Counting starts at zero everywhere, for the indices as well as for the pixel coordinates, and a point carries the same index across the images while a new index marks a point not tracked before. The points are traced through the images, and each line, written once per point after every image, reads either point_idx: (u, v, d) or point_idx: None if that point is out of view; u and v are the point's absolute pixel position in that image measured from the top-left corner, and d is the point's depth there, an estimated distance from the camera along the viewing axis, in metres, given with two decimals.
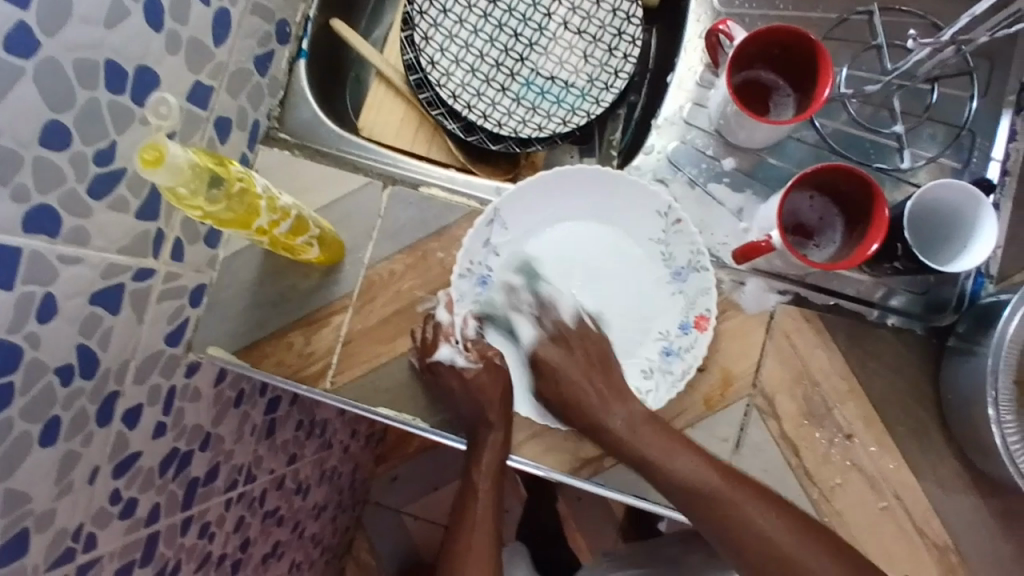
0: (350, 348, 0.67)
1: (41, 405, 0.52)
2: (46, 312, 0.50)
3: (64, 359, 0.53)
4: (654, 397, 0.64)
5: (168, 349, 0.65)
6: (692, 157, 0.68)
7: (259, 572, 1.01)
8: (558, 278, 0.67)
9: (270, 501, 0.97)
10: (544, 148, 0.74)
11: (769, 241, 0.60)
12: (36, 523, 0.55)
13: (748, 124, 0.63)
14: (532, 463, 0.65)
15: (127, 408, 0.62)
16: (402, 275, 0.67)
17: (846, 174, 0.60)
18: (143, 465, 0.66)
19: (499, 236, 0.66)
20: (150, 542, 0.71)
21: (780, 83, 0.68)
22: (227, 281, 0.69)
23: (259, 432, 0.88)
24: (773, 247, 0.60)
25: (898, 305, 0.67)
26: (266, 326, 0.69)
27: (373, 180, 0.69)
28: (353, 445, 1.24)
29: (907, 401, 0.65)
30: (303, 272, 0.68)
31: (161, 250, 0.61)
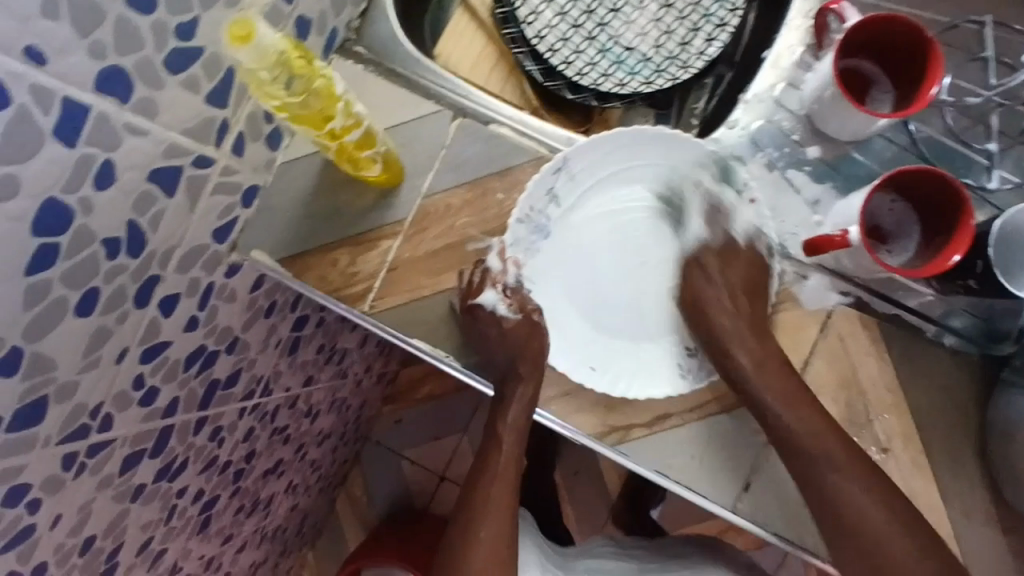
0: (395, 276, 0.66)
1: (83, 273, 0.51)
2: (103, 179, 0.49)
3: (113, 231, 0.52)
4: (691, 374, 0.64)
5: (214, 246, 0.64)
6: (775, 139, 0.65)
7: (258, 486, 1.01)
8: (617, 239, 0.66)
9: (281, 418, 0.97)
10: (622, 106, 0.72)
11: (846, 235, 0.57)
12: (59, 391, 0.54)
13: (842, 113, 0.61)
14: (555, 419, 0.64)
15: (164, 295, 0.61)
16: (457, 211, 0.66)
17: (938, 182, 0.57)
18: (170, 356, 0.66)
19: (564, 186, 0.64)
20: (163, 433, 0.71)
21: (880, 78, 0.65)
22: (281, 188, 0.68)
23: (282, 347, 0.87)
24: (848, 243, 0.57)
25: (958, 325, 0.64)
26: (313, 238, 0.68)
27: (443, 109, 0.67)
28: (366, 381, 1.24)
29: (949, 428, 0.62)
30: (358, 190, 0.67)
31: (223, 141, 0.60)
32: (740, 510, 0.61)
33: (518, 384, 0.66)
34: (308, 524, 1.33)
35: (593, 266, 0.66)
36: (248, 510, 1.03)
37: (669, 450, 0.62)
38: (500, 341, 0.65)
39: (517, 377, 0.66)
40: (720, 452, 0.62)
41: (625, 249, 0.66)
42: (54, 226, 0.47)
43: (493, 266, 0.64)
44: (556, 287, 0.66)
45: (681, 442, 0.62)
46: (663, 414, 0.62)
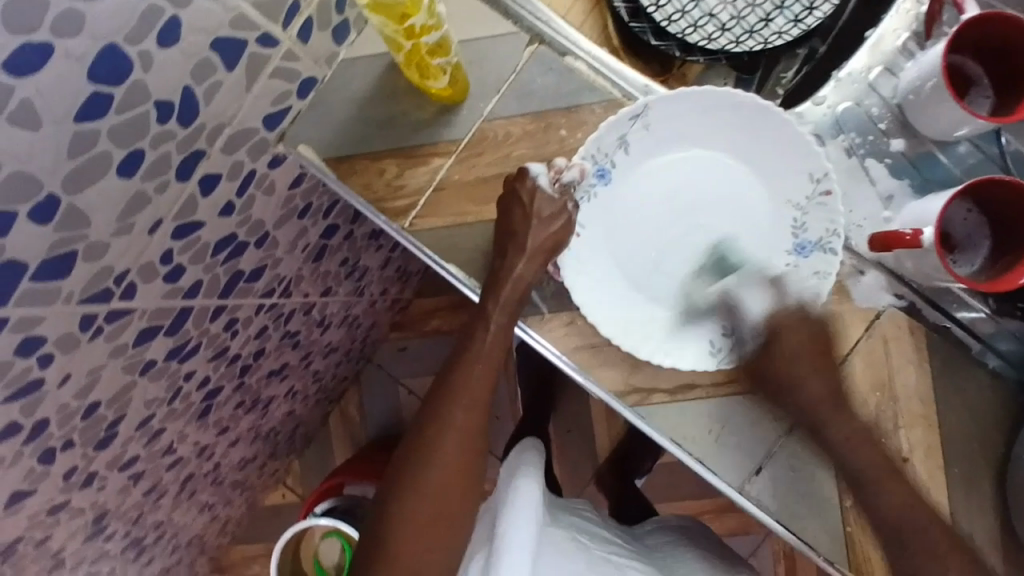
0: (441, 196, 0.64)
1: (131, 132, 0.49)
2: (166, 36, 0.47)
3: (167, 95, 0.50)
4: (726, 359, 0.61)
5: (263, 132, 0.62)
6: (859, 124, 0.62)
7: (261, 385, 1.02)
8: (678, 205, 0.62)
9: (294, 323, 0.97)
10: (705, 62, 0.67)
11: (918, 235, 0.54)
12: (89, 250, 0.53)
13: (938, 108, 0.57)
14: (577, 370, 0.62)
15: (206, 173, 0.59)
16: (516, 140, 0.63)
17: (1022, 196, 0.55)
18: (201, 238, 0.65)
19: (637, 136, 0.61)
20: (181, 313, 0.71)
21: (982, 80, 0.61)
22: (339, 84, 0.65)
23: (309, 252, 0.86)
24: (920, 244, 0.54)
25: (1005, 349, 0.62)
26: (364, 144, 0.66)
27: (521, 32, 0.63)
28: (380, 303, 1.24)
29: (973, 448, 0.61)
30: (420, 104, 0.64)
31: (292, 23, 0.57)
32: (747, 492, 0.61)
33: (518, 259, 0.60)
34: (300, 432, 1.34)
35: (645, 226, 0.62)
36: (247, 407, 1.03)
37: (687, 421, 0.61)
38: (534, 230, 0.60)
39: (545, 320, 0.63)
40: (738, 432, 0.61)
41: (681, 216, 0.62)
42: (110, 75, 0.45)
43: (559, 181, 0.61)
44: (603, 240, 0.63)
45: (700, 414, 0.61)
46: (688, 384, 0.61)
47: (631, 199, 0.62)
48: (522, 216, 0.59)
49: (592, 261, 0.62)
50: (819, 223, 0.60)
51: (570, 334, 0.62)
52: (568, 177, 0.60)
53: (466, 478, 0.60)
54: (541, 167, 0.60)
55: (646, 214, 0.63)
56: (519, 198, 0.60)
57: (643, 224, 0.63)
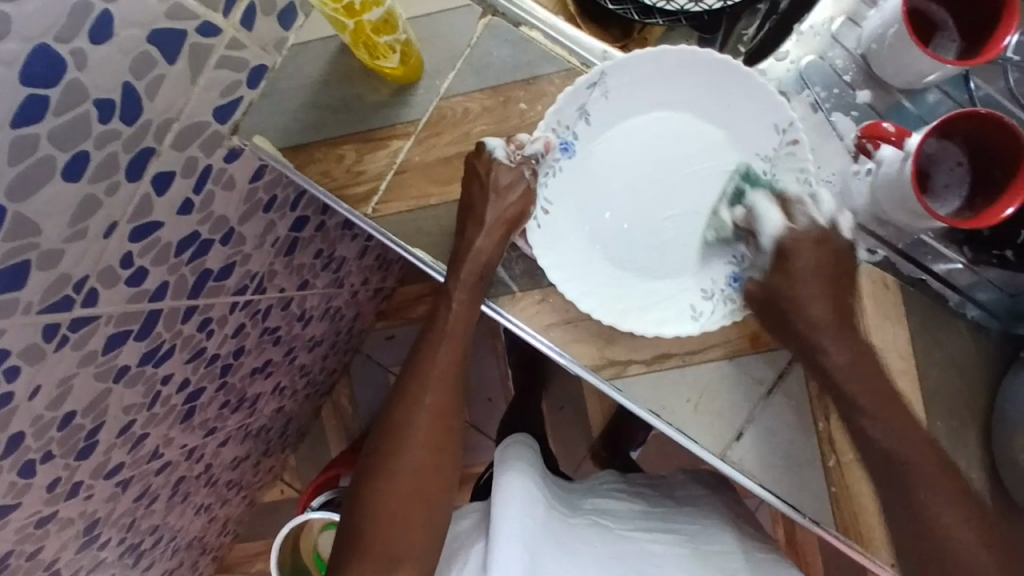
0: (403, 179, 0.62)
1: (73, 135, 0.48)
2: (98, 30, 0.45)
3: (107, 93, 0.48)
4: (707, 318, 0.59)
5: (215, 125, 0.60)
6: (825, 78, 0.61)
7: (244, 384, 1.01)
8: (645, 171, 0.61)
9: (272, 318, 0.95)
10: (664, 24, 0.64)
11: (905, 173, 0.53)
12: (42, 258, 0.52)
13: (904, 56, 0.56)
14: (554, 348, 0.61)
15: (159, 171, 0.58)
16: (476, 117, 0.62)
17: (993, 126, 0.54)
18: (162, 238, 0.63)
19: (599, 104, 0.60)
20: (150, 317, 0.69)
21: (949, 25, 0.59)
22: (289, 70, 0.63)
23: (279, 246, 0.85)
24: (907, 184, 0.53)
25: (983, 299, 0.60)
26: (320, 132, 0.65)
27: (473, 4, 0.62)
28: (362, 293, 1.22)
29: (956, 402, 0.60)
30: (373, 84, 0.63)
31: (233, 10, 0.55)
32: (729, 459, 0.60)
33: (477, 234, 0.60)
34: (292, 427, 1.34)
35: (614, 193, 0.61)
36: (232, 406, 1.02)
37: (665, 391, 0.60)
38: (495, 202, 0.59)
39: (516, 300, 0.62)
40: (716, 398, 0.60)
41: (650, 182, 0.61)
42: (42, 74, 0.43)
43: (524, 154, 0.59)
44: (574, 212, 0.61)
45: (678, 383, 0.60)
46: (664, 354, 0.61)
47: (596, 168, 0.61)
48: (483, 189, 0.59)
49: (565, 235, 0.61)
50: (789, 177, 0.60)
51: (542, 310, 0.61)
52: (533, 151, 0.59)
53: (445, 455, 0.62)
54: (499, 141, 0.60)
55: (614, 182, 0.61)
56: (476, 171, 0.60)
57: (612, 193, 0.61)
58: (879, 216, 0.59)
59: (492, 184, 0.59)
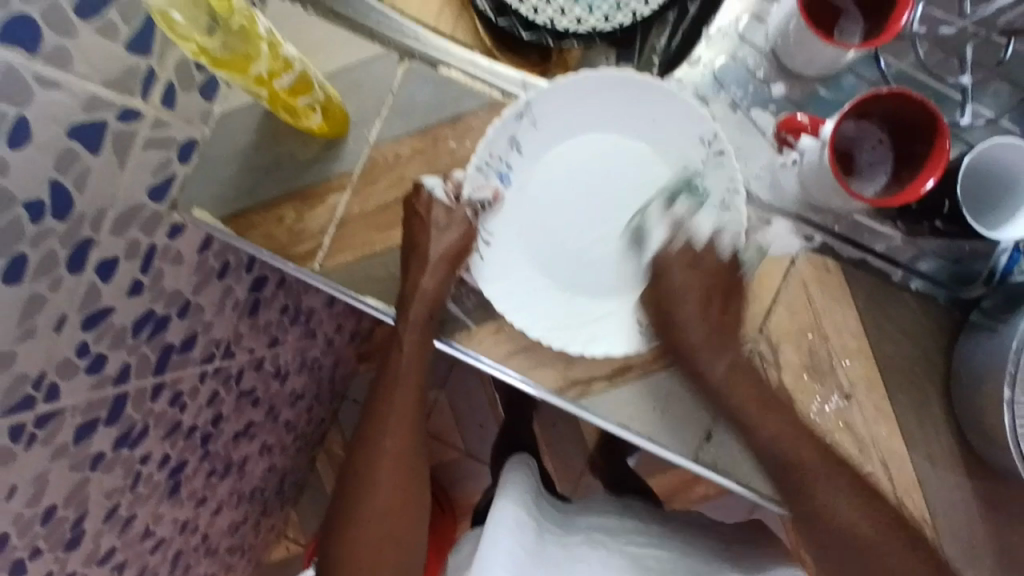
0: (345, 231, 0.63)
1: (6, 239, 0.48)
2: (15, 135, 0.46)
3: (34, 193, 0.49)
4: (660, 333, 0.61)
5: (151, 205, 0.61)
6: (739, 78, 0.62)
7: (229, 449, 1.00)
8: (584, 191, 0.62)
9: (246, 380, 0.95)
10: (580, 46, 0.68)
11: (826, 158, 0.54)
12: None
13: (808, 47, 0.57)
14: (516, 375, 0.61)
15: (101, 259, 0.58)
16: (407, 161, 0.63)
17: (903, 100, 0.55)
18: (115, 322, 0.63)
19: (528, 133, 0.61)
20: (117, 401, 0.69)
21: (851, 8, 0.59)
22: (218, 140, 0.64)
23: (241, 308, 0.84)
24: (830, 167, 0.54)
25: (926, 269, 0.61)
26: (256, 196, 0.65)
27: (389, 52, 0.63)
28: (337, 340, 1.22)
29: (914, 370, 0.61)
30: (302, 142, 0.64)
31: (150, 92, 0.56)
32: (703, 459, 0.61)
33: (421, 275, 0.62)
34: (288, 483, 1.33)
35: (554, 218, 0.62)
36: (221, 473, 1.02)
37: (628, 403, 0.61)
38: (436, 238, 0.61)
39: (473, 333, 0.63)
40: (681, 402, 0.61)
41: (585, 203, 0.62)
42: None
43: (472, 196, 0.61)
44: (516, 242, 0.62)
45: (641, 394, 0.61)
46: (622, 367, 0.61)
47: (531, 196, 0.62)
48: (422, 229, 0.61)
49: (509, 265, 0.62)
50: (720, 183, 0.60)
51: (500, 341, 0.62)
52: (477, 196, 0.61)
53: (411, 485, 0.67)
54: (437, 180, 0.62)
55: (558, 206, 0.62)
56: (415, 210, 0.61)
57: (552, 223, 0.62)
58: (812, 203, 0.60)
59: (433, 223, 0.61)
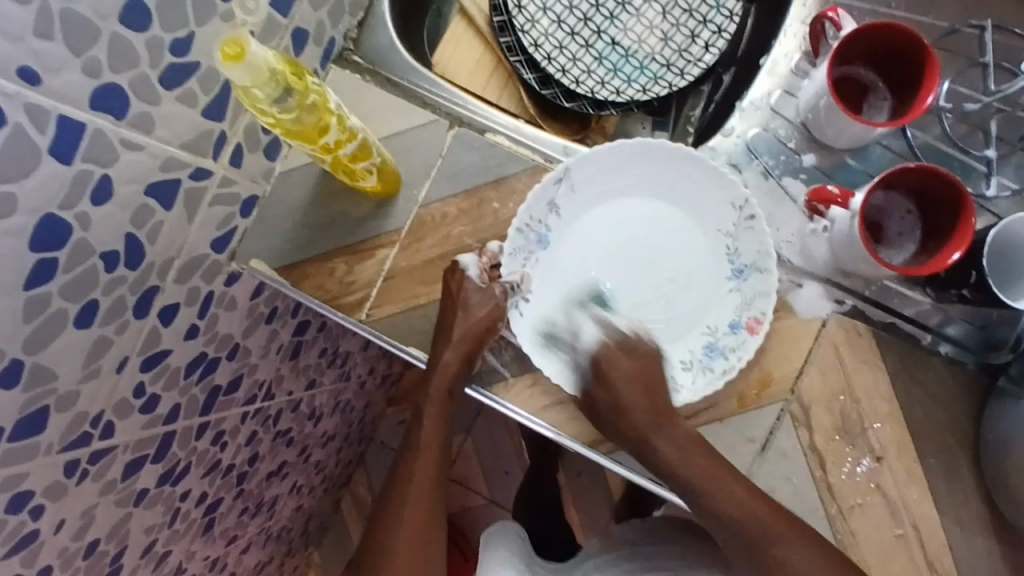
0: (391, 284, 0.67)
1: (82, 285, 0.52)
2: (100, 193, 0.49)
3: (111, 245, 0.53)
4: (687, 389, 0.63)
5: (212, 255, 0.65)
6: (772, 148, 0.65)
7: (261, 488, 1.02)
8: (617, 256, 0.66)
9: (283, 422, 0.98)
10: (618, 114, 0.72)
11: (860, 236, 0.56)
12: (58, 402, 0.54)
13: (839, 122, 0.60)
14: (549, 427, 0.64)
15: (164, 305, 0.61)
16: (453, 220, 0.66)
17: (928, 175, 0.57)
18: (170, 364, 0.66)
19: (566, 197, 0.65)
20: (165, 439, 0.72)
21: (879, 84, 0.62)
22: (278, 197, 0.68)
23: (284, 352, 0.88)
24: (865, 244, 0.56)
25: (955, 334, 0.62)
26: (310, 249, 0.68)
27: (440, 119, 0.67)
28: (369, 383, 1.24)
29: (945, 435, 0.61)
30: (355, 200, 0.68)
31: (221, 153, 0.60)
32: None
33: (445, 348, 0.64)
34: (313, 524, 1.34)
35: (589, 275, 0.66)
36: (251, 512, 1.04)
37: None
38: (463, 319, 0.62)
39: (510, 385, 0.65)
40: None
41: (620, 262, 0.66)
42: (51, 239, 0.47)
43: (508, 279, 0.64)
44: (553, 299, 0.65)
45: None
46: None
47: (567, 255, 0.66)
48: (450, 310, 0.63)
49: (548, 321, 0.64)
50: (751, 246, 0.63)
51: (536, 394, 0.64)
52: (510, 280, 0.64)
53: (436, 535, 0.67)
54: (472, 258, 0.64)
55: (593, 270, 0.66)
56: (449, 287, 0.64)
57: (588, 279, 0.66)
58: (842, 269, 0.62)
59: (462, 303, 0.63)
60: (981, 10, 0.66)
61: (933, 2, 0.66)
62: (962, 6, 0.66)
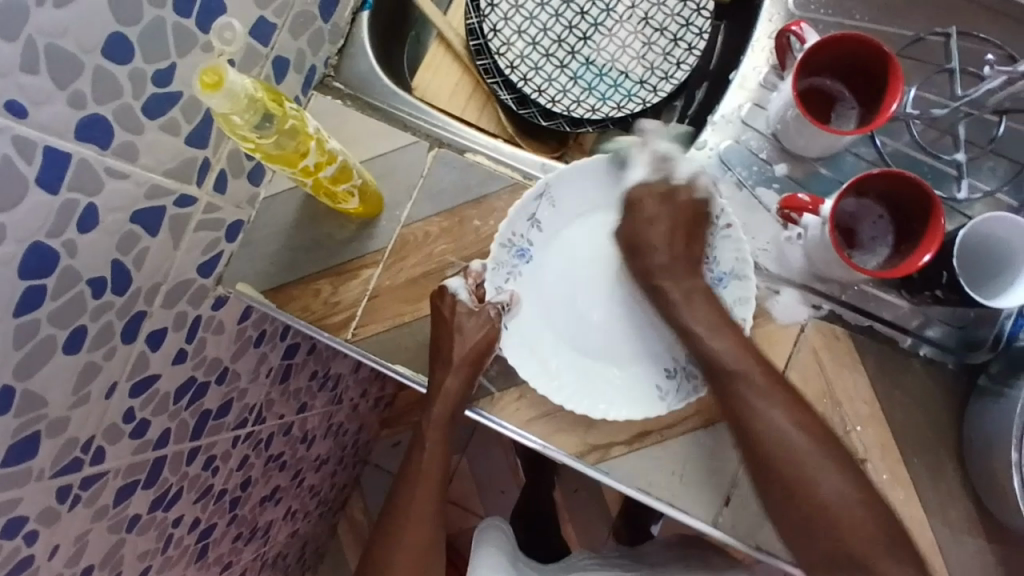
0: (375, 303, 0.67)
1: (70, 311, 0.53)
2: (86, 221, 0.51)
3: (98, 272, 0.54)
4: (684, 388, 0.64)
5: (199, 280, 0.66)
6: (745, 160, 0.67)
7: (255, 513, 1.02)
8: (594, 275, 0.68)
9: (275, 445, 0.98)
10: (594, 131, 0.74)
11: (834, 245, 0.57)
12: (49, 428, 0.56)
13: (807, 132, 0.61)
14: (536, 440, 0.64)
15: (151, 330, 0.62)
16: (435, 238, 0.67)
17: (897, 180, 0.58)
18: (159, 389, 0.67)
19: (546, 212, 0.66)
20: (156, 465, 0.72)
21: (845, 94, 0.63)
22: (263, 221, 0.69)
23: (274, 375, 0.88)
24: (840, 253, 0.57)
25: (934, 336, 0.63)
26: (292, 272, 0.70)
27: (420, 140, 0.69)
28: (362, 405, 1.25)
29: (927, 436, 0.62)
30: (339, 222, 0.69)
31: (205, 180, 0.61)
32: (722, 525, 0.62)
33: (446, 374, 0.64)
34: (310, 548, 1.34)
35: (570, 290, 0.67)
36: (246, 537, 1.03)
37: (649, 468, 0.63)
38: (460, 342, 0.63)
39: (495, 400, 0.66)
40: (699, 467, 0.63)
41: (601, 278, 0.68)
42: (38, 268, 0.49)
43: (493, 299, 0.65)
44: (536, 314, 0.66)
45: (660, 458, 0.63)
46: (642, 432, 0.64)
47: (548, 269, 0.67)
48: (445, 336, 0.64)
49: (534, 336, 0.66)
50: (727, 253, 0.64)
51: (522, 406, 0.65)
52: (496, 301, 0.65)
53: (432, 561, 0.68)
54: (459, 282, 0.65)
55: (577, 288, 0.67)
56: (441, 313, 0.64)
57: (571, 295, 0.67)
58: (817, 274, 0.64)
59: (455, 327, 0.63)
60: (946, 17, 0.66)
61: (900, 10, 0.67)
62: (930, 13, 0.66)
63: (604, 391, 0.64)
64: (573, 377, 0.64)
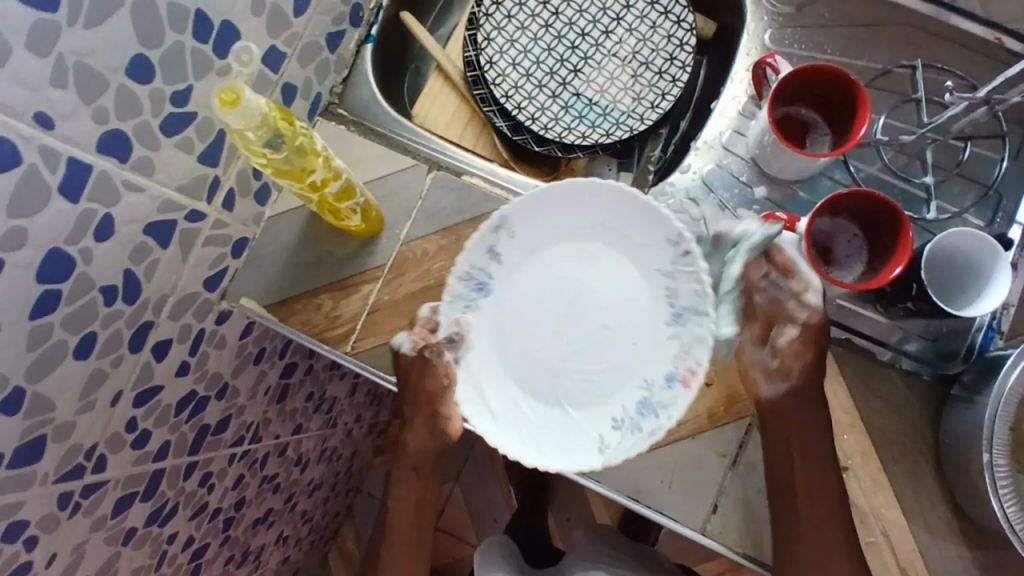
0: (374, 317, 0.70)
1: (82, 318, 0.55)
2: (103, 231, 0.54)
3: (110, 280, 0.56)
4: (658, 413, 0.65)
5: (204, 293, 0.68)
6: (727, 183, 0.71)
7: (248, 535, 1.02)
8: (554, 305, 0.68)
9: (270, 466, 0.99)
10: (585, 156, 0.78)
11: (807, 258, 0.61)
12: (56, 432, 0.58)
13: (783, 156, 0.66)
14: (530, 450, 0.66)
15: (157, 341, 0.65)
16: (433, 255, 0.71)
17: (866, 199, 0.62)
18: (162, 400, 0.69)
19: (505, 243, 0.67)
20: (154, 477, 0.73)
21: (819, 121, 0.68)
22: (267, 239, 0.72)
23: (271, 394, 0.90)
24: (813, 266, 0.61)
25: (914, 351, 0.66)
26: (295, 287, 0.72)
27: (420, 163, 0.72)
28: (356, 430, 1.25)
29: (906, 444, 0.64)
30: (340, 240, 0.72)
31: (214, 197, 0.65)
32: (710, 532, 0.64)
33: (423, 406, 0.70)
34: None
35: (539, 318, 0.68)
36: (238, 560, 1.03)
37: (638, 476, 0.65)
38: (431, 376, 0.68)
39: None
40: (687, 476, 0.65)
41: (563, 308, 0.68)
42: (56, 274, 0.51)
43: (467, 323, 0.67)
44: (490, 349, 0.68)
45: (650, 467, 0.65)
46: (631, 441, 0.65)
47: (512, 299, 0.69)
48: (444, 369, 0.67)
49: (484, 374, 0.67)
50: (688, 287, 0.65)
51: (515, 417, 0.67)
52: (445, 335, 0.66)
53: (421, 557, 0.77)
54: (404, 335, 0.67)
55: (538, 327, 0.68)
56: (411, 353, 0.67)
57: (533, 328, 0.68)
58: None
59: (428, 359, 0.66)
60: (911, 51, 0.71)
61: (868, 45, 0.71)
62: (896, 47, 0.71)
63: (552, 433, 0.66)
64: (514, 417, 0.67)
